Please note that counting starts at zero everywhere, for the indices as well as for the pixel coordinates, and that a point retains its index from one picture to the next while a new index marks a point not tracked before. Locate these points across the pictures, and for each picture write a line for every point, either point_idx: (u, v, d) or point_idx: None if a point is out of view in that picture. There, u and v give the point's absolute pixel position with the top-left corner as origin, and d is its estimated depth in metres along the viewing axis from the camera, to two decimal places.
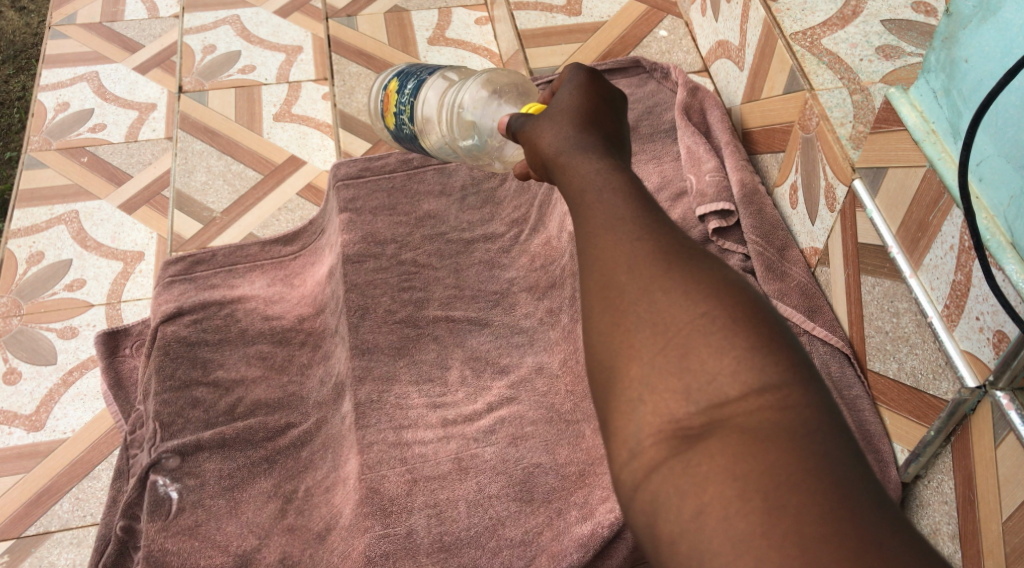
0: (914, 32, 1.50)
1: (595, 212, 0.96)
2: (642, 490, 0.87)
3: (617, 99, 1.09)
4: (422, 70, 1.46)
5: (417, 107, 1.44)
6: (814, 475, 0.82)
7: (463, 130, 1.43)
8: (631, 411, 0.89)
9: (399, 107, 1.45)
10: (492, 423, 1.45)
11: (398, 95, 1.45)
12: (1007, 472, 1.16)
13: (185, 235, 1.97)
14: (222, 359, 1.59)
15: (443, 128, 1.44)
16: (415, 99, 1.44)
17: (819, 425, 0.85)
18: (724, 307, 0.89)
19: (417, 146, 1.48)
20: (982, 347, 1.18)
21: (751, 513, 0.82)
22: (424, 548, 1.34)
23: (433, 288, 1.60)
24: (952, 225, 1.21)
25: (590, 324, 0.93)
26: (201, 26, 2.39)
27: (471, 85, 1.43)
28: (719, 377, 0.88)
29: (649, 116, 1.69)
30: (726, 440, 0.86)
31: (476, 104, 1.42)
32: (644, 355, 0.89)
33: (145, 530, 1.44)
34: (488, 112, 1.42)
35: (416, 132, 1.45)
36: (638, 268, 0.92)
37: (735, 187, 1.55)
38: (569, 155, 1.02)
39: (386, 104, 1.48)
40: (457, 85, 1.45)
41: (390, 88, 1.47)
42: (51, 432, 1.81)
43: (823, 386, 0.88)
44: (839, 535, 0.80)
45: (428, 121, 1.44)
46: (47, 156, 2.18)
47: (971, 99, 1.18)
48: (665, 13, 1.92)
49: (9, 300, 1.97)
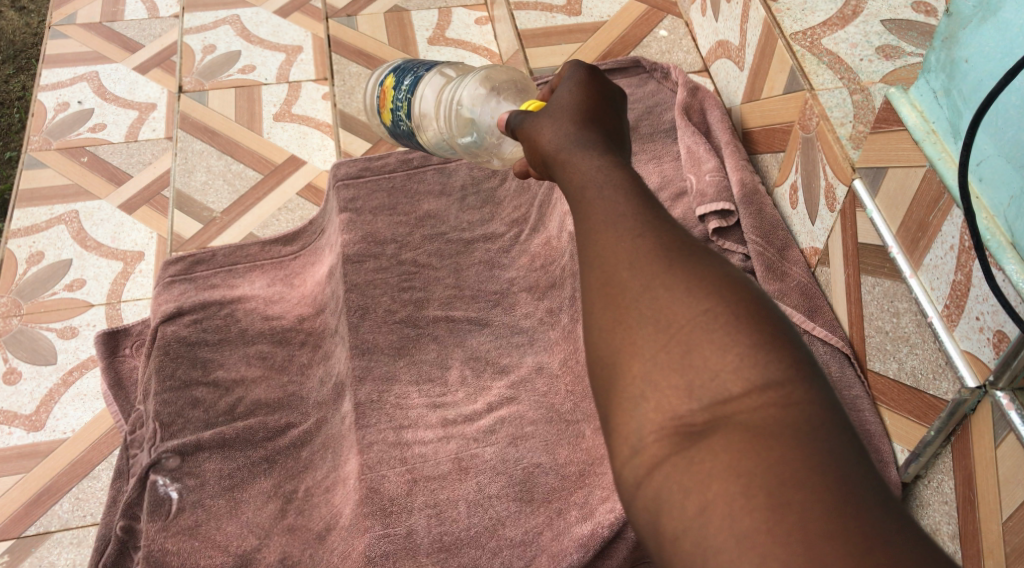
0: (914, 32, 1.50)
1: (596, 211, 0.96)
2: (645, 487, 0.87)
3: (617, 97, 1.09)
4: (419, 65, 1.46)
5: (415, 104, 1.44)
6: (819, 473, 0.82)
7: (461, 127, 1.43)
8: (634, 407, 0.89)
9: (397, 104, 1.45)
10: (492, 423, 1.45)
11: (396, 92, 1.45)
12: (1007, 472, 1.16)
13: (185, 235, 1.97)
14: (222, 359, 1.59)
15: (441, 124, 1.44)
16: (413, 96, 1.44)
17: (824, 422, 0.85)
18: (726, 303, 0.89)
19: (415, 142, 1.48)
20: (982, 347, 1.18)
21: (756, 510, 0.82)
22: (425, 548, 1.34)
23: (433, 288, 1.60)
24: (951, 225, 1.21)
25: (591, 321, 0.93)
26: (201, 26, 2.39)
27: (470, 81, 1.44)
28: (722, 373, 0.88)
29: (649, 116, 1.69)
30: (729, 438, 0.86)
31: (475, 101, 1.43)
32: (646, 352, 0.89)
33: (145, 530, 1.44)
34: (487, 110, 1.42)
35: (414, 129, 1.45)
36: (639, 265, 0.92)
37: (735, 187, 1.55)
38: (570, 154, 1.02)
39: (383, 100, 1.48)
40: (455, 81, 1.45)
41: (387, 84, 1.47)
42: (51, 432, 1.81)
43: (826, 384, 0.87)
44: (843, 533, 0.80)
45: (426, 118, 1.44)
46: (48, 156, 2.18)
47: (971, 99, 1.18)
48: (665, 13, 1.92)
49: (9, 300, 1.97)
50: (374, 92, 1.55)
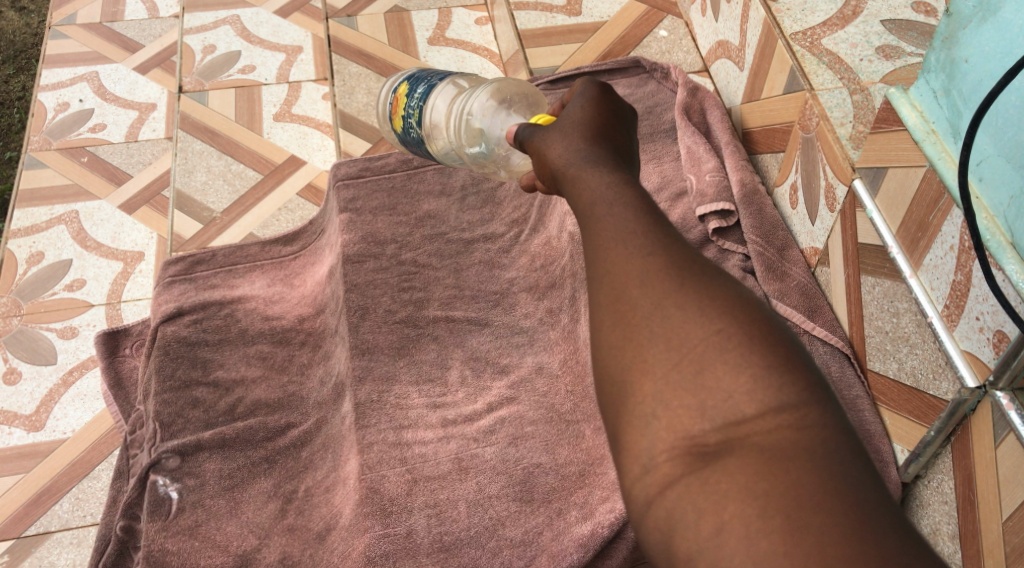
0: (914, 32, 1.50)
1: (605, 224, 0.96)
2: (656, 506, 0.88)
3: (629, 114, 1.08)
4: (434, 74, 1.47)
5: (428, 113, 1.44)
6: (835, 496, 0.83)
7: (470, 138, 1.43)
8: (645, 426, 0.89)
9: (408, 111, 1.45)
10: (491, 423, 1.45)
11: (408, 99, 1.46)
12: (1008, 472, 1.16)
13: (185, 235, 1.97)
14: (222, 359, 1.59)
15: (451, 134, 1.43)
16: (427, 104, 1.44)
17: (838, 446, 0.85)
18: (740, 324, 0.89)
19: (424, 150, 1.48)
20: (982, 347, 1.18)
21: (773, 532, 0.82)
22: (425, 548, 1.34)
23: (433, 288, 1.60)
24: (951, 225, 1.21)
25: (600, 338, 0.92)
26: (201, 26, 2.39)
27: (482, 93, 1.43)
28: (735, 394, 0.88)
29: (649, 116, 1.69)
30: (745, 459, 0.86)
31: (485, 112, 1.43)
32: (657, 371, 0.89)
33: (145, 530, 1.43)
34: (496, 121, 1.43)
35: (426, 136, 1.46)
36: (650, 283, 0.92)
37: (735, 187, 1.55)
38: (579, 169, 1.01)
39: (394, 109, 1.48)
40: (467, 91, 1.45)
41: (400, 92, 1.48)
42: (51, 432, 1.81)
43: (837, 406, 0.88)
44: (860, 552, 0.81)
45: (437, 125, 1.44)
46: (48, 156, 2.18)
47: (971, 99, 1.18)
48: (665, 13, 1.92)
49: (9, 300, 1.97)
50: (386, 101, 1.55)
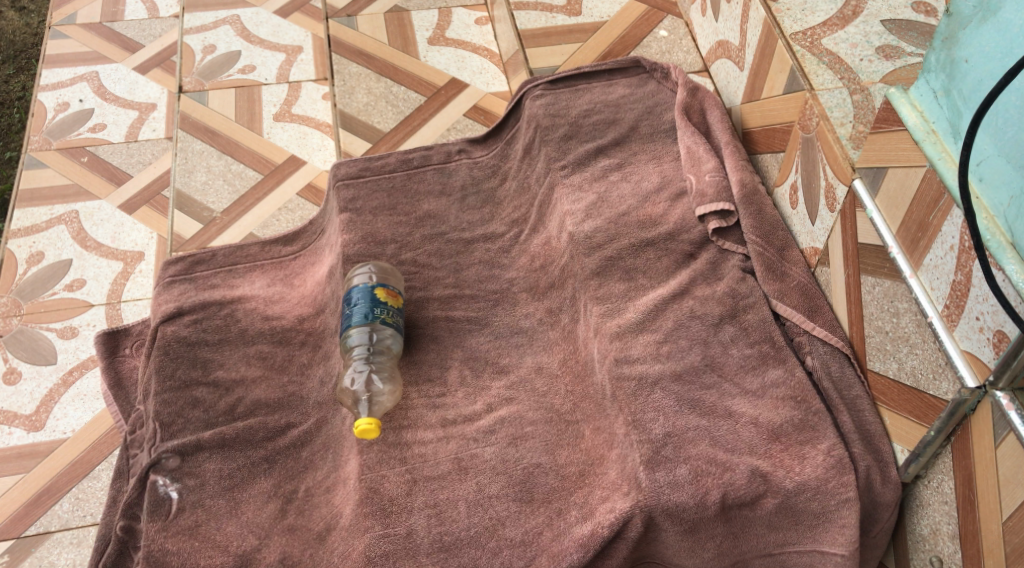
0: (914, 32, 1.55)
1: None
2: None
3: None
4: (366, 331, 1.50)
5: (389, 329, 1.51)
6: None
7: (376, 363, 1.49)
8: None
9: (388, 305, 1.52)
10: (492, 423, 1.45)
11: (394, 306, 1.53)
12: (1008, 471, 1.18)
13: (185, 235, 1.97)
14: (222, 359, 1.58)
15: (371, 341, 1.50)
16: (396, 327, 1.51)
17: None
18: None
19: (358, 306, 1.51)
20: (982, 347, 1.19)
21: None
22: (424, 548, 1.34)
23: (433, 288, 1.60)
24: (951, 225, 1.21)
25: None
26: (201, 26, 2.39)
27: (376, 381, 1.48)
28: None
29: (649, 117, 1.67)
30: None
31: (370, 375, 1.48)
32: None
33: (146, 531, 1.43)
34: (366, 381, 1.47)
35: (355, 342, 1.50)
36: None
37: (735, 187, 1.53)
38: None
39: (380, 281, 1.55)
40: (371, 374, 1.48)
41: (354, 299, 1.52)
42: (51, 432, 1.81)
43: None
44: None
45: (366, 348, 1.50)
46: (48, 156, 2.19)
47: (971, 99, 1.20)
48: (665, 14, 1.93)
49: (9, 300, 1.97)
50: (352, 311, 1.51)
